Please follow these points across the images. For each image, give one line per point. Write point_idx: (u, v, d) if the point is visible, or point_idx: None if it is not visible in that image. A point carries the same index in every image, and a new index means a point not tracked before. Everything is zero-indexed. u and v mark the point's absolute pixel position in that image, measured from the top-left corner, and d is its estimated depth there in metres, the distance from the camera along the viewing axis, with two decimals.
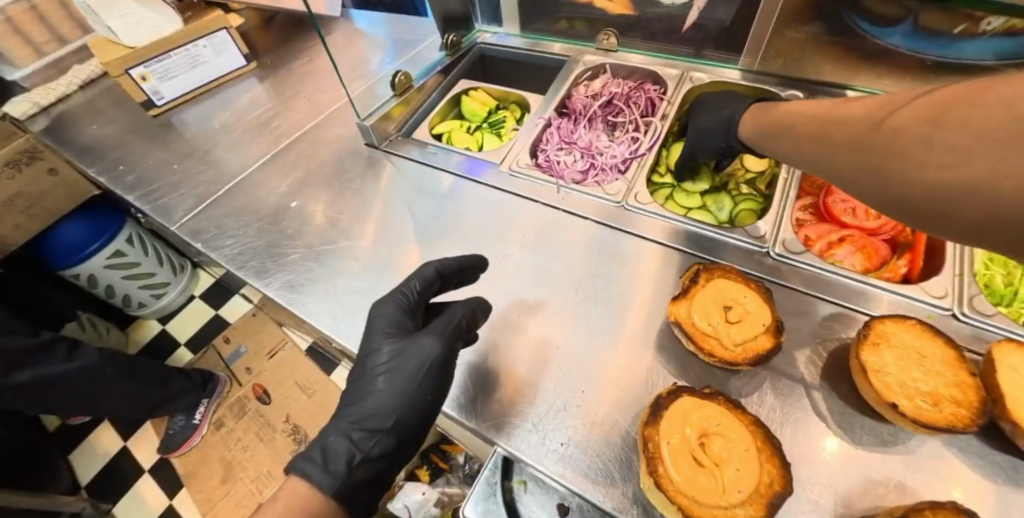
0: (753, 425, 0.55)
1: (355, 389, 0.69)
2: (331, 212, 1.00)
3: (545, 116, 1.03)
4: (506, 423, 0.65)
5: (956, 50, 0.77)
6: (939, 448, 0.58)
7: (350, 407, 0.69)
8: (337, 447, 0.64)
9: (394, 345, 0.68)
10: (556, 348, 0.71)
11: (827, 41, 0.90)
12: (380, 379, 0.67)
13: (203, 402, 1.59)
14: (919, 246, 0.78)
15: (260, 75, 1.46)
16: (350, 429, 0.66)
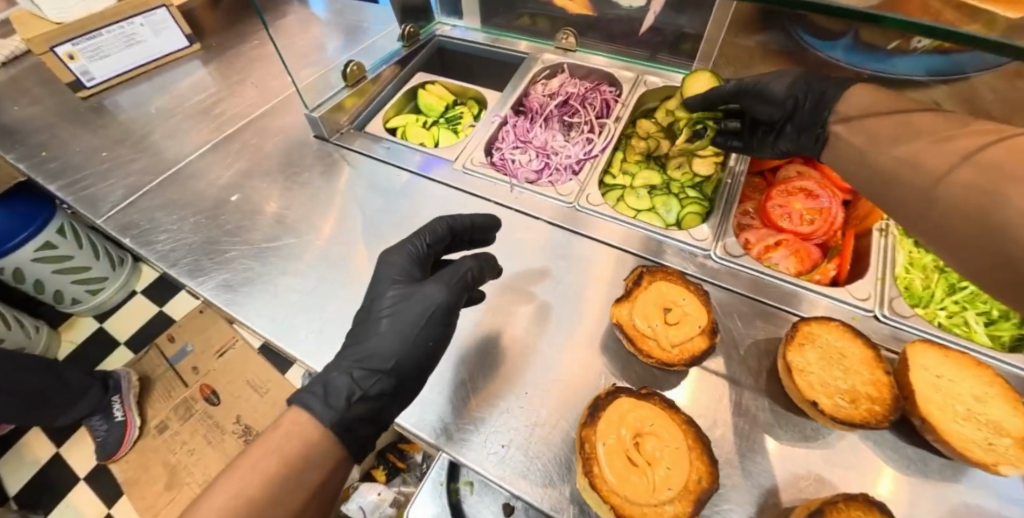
0: (685, 424, 0.57)
1: (357, 334, 0.65)
2: (280, 205, 0.95)
3: (500, 114, 1.02)
4: (450, 423, 0.64)
5: (890, 66, 0.82)
6: (857, 442, 0.61)
7: (351, 348, 0.63)
8: (338, 384, 0.59)
9: (400, 294, 0.65)
10: (516, 343, 0.71)
11: (775, 51, 0.92)
12: (384, 322, 0.64)
13: (115, 399, 1.47)
14: (846, 251, 0.83)
15: (205, 58, 1.38)
16: (352, 366, 0.61)
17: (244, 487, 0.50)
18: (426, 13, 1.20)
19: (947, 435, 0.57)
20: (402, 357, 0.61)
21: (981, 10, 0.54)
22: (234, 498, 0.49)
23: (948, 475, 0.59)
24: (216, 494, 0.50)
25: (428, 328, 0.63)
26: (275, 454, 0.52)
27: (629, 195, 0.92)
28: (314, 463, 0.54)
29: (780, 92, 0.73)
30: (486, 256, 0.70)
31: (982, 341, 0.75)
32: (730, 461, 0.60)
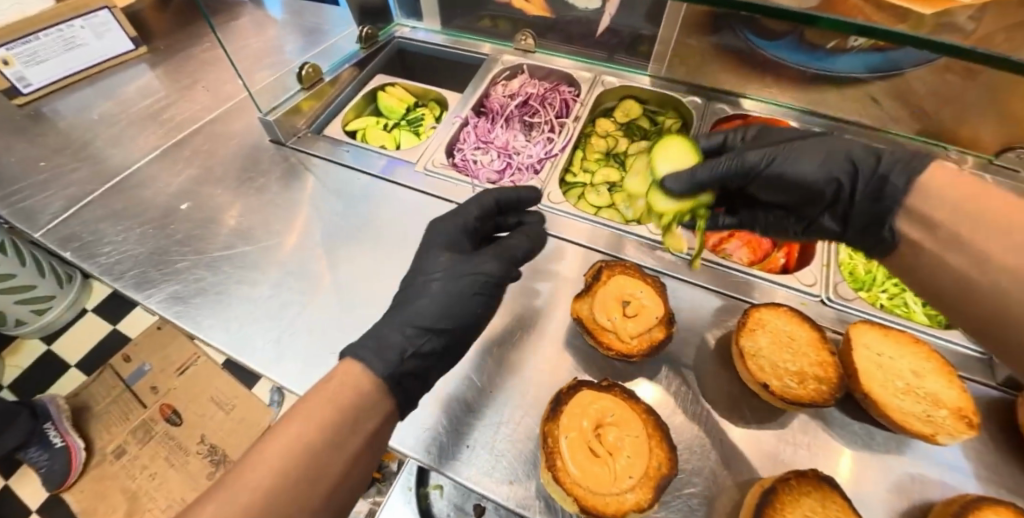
0: (646, 414, 0.59)
1: (401, 301, 0.64)
2: (236, 213, 0.92)
3: (461, 115, 1.02)
4: (426, 430, 0.63)
5: (831, 64, 0.89)
6: (809, 421, 0.64)
7: (397, 311, 0.62)
8: (392, 338, 0.57)
9: (449, 263, 0.66)
10: (497, 346, 0.71)
11: (722, 51, 0.97)
12: (435, 284, 0.64)
13: (49, 424, 1.37)
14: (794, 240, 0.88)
15: (153, 62, 1.31)
16: (403, 324, 0.59)
17: (299, 435, 0.46)
18: (384, 15, 1.19)
19: (888, 409, 0.60)
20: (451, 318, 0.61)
21: (906, 11, 0.57)
22: (289, 448, 0.45)
23: (893, 447, 0.62)
24: (265, 445, 0.46)
25: (476, 293, 0.64)
26: (324, 403, 0.49)
27: (589, 192, 0.94)
28: (366, 416, 0.51)
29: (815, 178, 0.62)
30: (537, 234, 0.72)
31: (921, 320, 0.79)
32: (693, 447, 0.62)
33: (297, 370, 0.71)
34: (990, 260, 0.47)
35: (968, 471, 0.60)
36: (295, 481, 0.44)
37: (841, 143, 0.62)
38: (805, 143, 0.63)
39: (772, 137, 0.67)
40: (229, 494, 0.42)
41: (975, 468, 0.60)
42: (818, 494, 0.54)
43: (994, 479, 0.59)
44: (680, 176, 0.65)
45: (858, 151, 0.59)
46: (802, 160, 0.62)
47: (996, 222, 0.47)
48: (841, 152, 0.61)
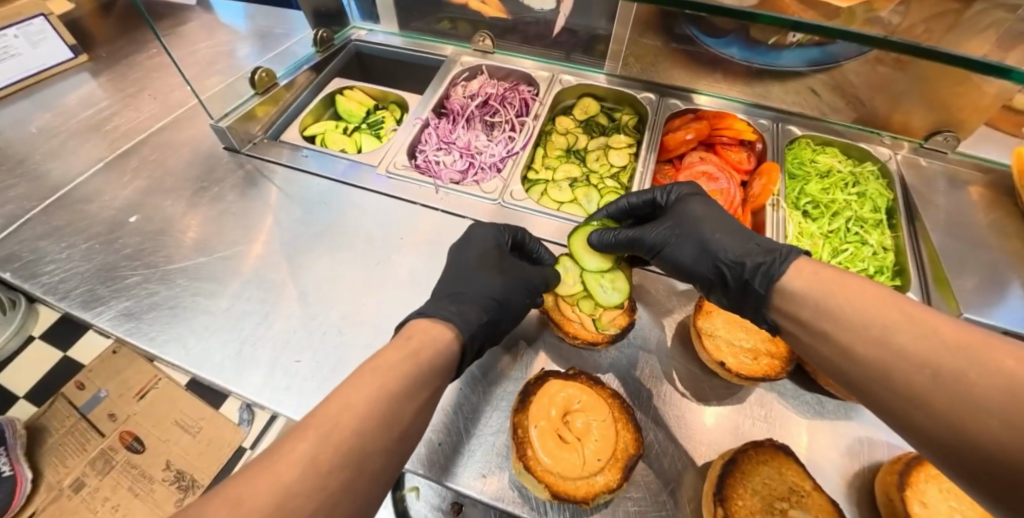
0: (612, 398, 0.61)
1: (458, 283, 0.66)
2: (192, 224, 0.88)
3: (422, 116, 1.02)
4: (429, 444, 0.61)
5: (776, 59, 0.93)
6: (765, 394, 0.68)
7: (460, 289, 0.64)
8: (472, 308, 0.60)
9: (499, 259, 0.69)
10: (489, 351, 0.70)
11: (673, 48, 0.99)
12: (493, 273, 0.67)
13: None
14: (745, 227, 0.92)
15: (95, 70, 1.25)
16: (479, 297, 0.63)
17: (387, 382, 0.45)
18: (339, 17, 1.17)
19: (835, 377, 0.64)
20: (509, 294, 0.65)
21: (838, 7, 0.61)
22: (379, 393, 0.44)
23: (844, 414, 0.66)
24: (351, 387, 0.44)
25: (528, 273, 0.69)
26: (407, 356, 0.49)
27: (551, 188, 0.94)
28: (438, 373, 0.51)
29: (691, 268, 0.64)
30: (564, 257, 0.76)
31: None
32: (658, 426, 0.64)
33: (259, 379, 0.69)
34: (852, 351, 0.42)
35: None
36: (381, 427, 0.43)
37: (727, 239, 0.61)
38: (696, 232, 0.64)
39: (684, 210, 0.67)
40: (320, 432, 0.39)
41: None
42: (774, 462, 0.57)
43: None
44: (594, 248, 0.70)
45: (728, 258, 0.59)
46: (685, 250, 0.64)
47: (861, 310, 0.43)
48: (716, 254, 0.61)
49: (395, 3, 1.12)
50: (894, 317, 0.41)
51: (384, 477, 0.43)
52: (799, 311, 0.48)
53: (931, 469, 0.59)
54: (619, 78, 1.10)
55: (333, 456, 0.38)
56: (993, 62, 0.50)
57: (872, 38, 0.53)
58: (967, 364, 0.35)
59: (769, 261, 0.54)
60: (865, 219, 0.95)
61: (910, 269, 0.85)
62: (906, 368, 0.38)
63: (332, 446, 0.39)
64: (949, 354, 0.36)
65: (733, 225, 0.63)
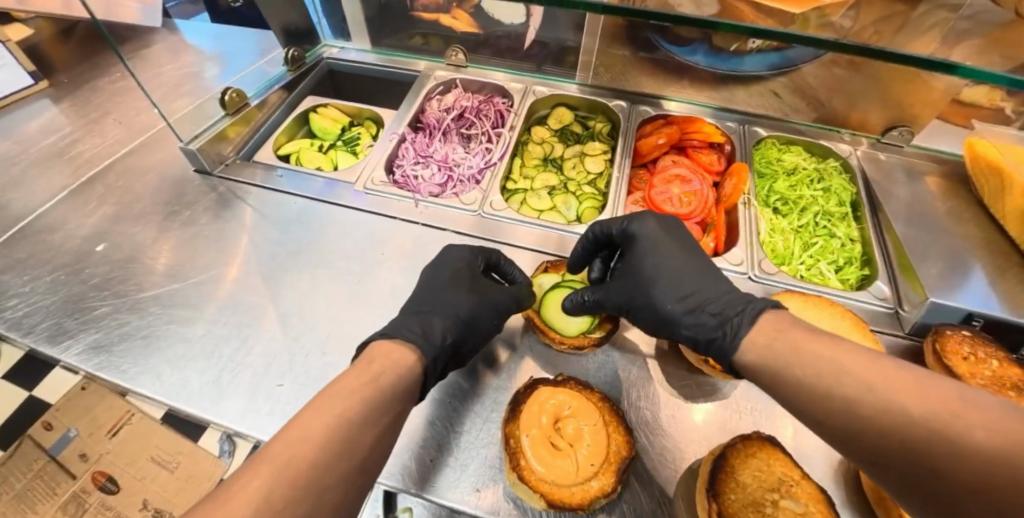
0: (601, 402, 0.61)
1: (429, 301, 0.66)
2: (166, 250, 0.86)
3: (398, 131, 1.02)
4: (411, 461, 0.61)
5: (740, 65, 0.99)
6: (749, 388, 0.69)
7: (431, 309, 0.64)
8: (438, 329, 0.60)
9: (466, 280, 0.69)
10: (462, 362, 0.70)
11: (642, 58, 1.04)
12: (460, 292, 0.67)
13: None
14: (721, 226, 0.92)
15: (55, 96, 1.20)
16: (444, 317, 0.62)
17: (346, 409, 0.44)
18: (311, 36, 1.17)
19: None
20: (478, 316, 0.65)
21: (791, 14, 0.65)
22: (338, 421, 0.43)
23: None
24: (311, 415, 0.43)
25: (499, 292, 0.69)
26: (370, 381, 0.48)
27: (530, 197, 0.95)
28: (401, 395, 0.51)
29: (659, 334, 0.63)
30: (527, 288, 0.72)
31: (835, 284, 0.86)
32: (647, 425, 0.65)
33: (239, 407, 0.67)
34: (864, 418, 0.37)
35: None
36: (340, 458, 0.42)
37: (678, 303, 0.59)
38: (646, 296, 0.62)
39: (633, 266, 0.66)
40: (278, 463, 0.38)
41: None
42: (762, 454, 0.58)
43: None
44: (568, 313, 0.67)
45: (684, 328, 0.58)
46: (642, 317, 0.64)
47: (855, 374, 0.39)
48: (670, 322, 0.60)
49: (366, 19, 1.13)
50: (891, 379, 0.37)
51: (346, 507, 0.42)
52: (788, 373, 0.43)
53: None
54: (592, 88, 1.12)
55: (289, 491, 0.37)
56: (938, 56, 0.53)
57: (826, 41, 0.56)
58: (991, 432, 0.31)
59: (719, 334, 0.53)
60: (831, 213, 0.98)
61: (878, 258, 0.88)
62: (924, 437, 0.33)
63: (292, 480, 0.38)
64: (967, 417, 0.32)
65: (692, 284, 0.61)
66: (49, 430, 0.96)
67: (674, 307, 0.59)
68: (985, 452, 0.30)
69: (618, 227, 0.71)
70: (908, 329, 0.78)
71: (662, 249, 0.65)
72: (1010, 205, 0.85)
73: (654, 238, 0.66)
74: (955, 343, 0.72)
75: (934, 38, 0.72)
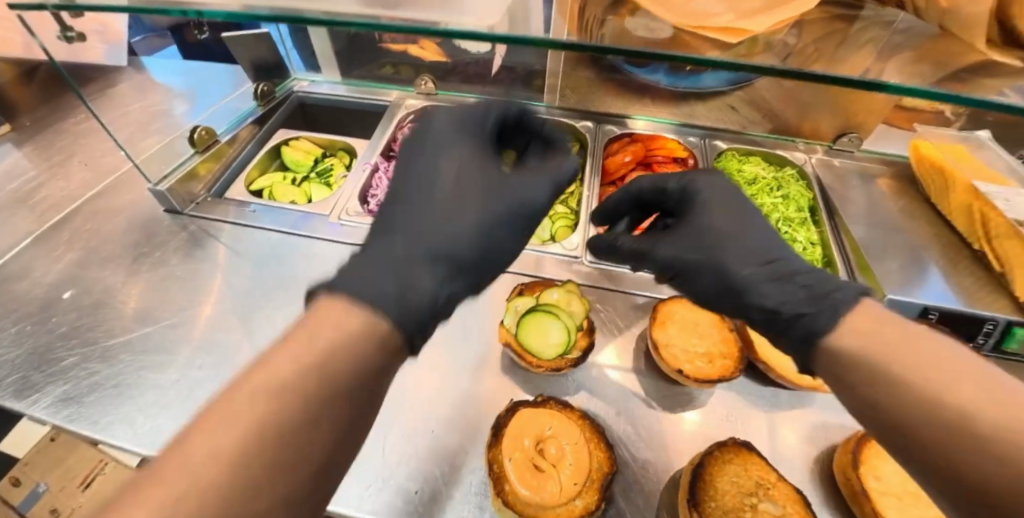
0: (582, 419, 0.62)
1: (429, 226, 0.46)
2: (140, 293, 0.84)
3: (371, 161, 1.03)
4: (392, 495, 0.61)
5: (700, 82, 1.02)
6: (724, 394, 0.71)
7: (423, 243, 0.45)
8: (422, 280, 0.42)
9: (482, 174, 0.52)
10: (438, 390, 0.71)
11: (607, 78, 1.07)
12: (463, 212, 0.48)
13: None
14: None
15: (17, 140, 1.18)
16: (430, 266, 0.44)
17: None
18: (279, 69, 1.17)
19: (783, 370, 0.68)
20: (490, 224, 0.49)
21: None
22: None
23: (802, 402, 0.71)
24: None
25: (525, 189, 0.52)
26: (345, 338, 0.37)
27: None
28: None
29: (719, 302, 0.52)
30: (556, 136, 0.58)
31: None
32: (628, 440, 0.66)
33: None
34: (956, 420, 0.32)
35: None
36: (307, 438, 0.34)
37: (761, 269, 0.49)
38: (719, 249, 0.51)
39: (707, 215, 0.54)
40: (208, 447, 0.30)
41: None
42: (739, 459, 0.60)
43: None
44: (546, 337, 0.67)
45: (765, 299, 0.47)
46: (699, 278, 0.53)
47: (951, 373, 0.34)
48: (739, 288, 0.49)
49: (336, 52, 1.15)
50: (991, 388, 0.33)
51: None
52: None
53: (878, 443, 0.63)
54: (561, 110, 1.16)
55: (225, 490, 0.29)
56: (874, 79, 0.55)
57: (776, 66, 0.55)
58: None
59: (813, 310, 0.43)
60: (793, 219, 1.02)
61: (838, 260, 0.93)
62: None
63: (223, 460, 0.30)
64: None
65: (767, 246, 0.51)
66: (17, 486, 0.91)
67: (752, 270, 0.49)
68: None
69: (676, 180, 0.61)
70: None
71: (731, 204, 0.55)
72: (955, 201, 0.94)
73: (734, 197, 0.56)
74: None
75: None
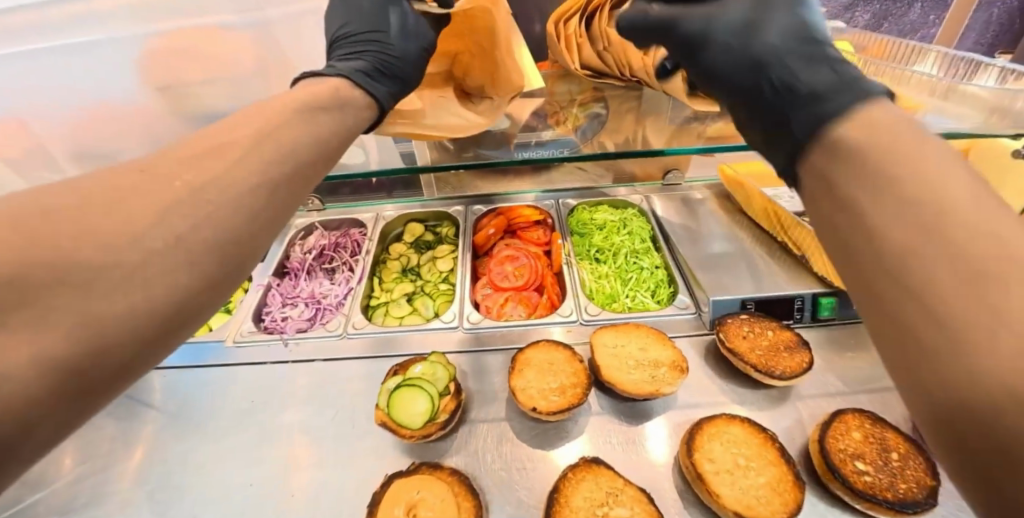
0: (451, 476, 0.69)
1: (364, 18, 0.63)
2: (64, 450, 0.85)
3: (264, 281, 1.13)
4: None
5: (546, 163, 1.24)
6: (587, 417, 0.81)
7: (355, 50, 0.60)
8: (356, 65, 0.58)
9: (380, 16, 0.64)
10: (328, 485, 0.79)
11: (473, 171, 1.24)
12: (376, 40, 0.61)
13: None
14: (549, 286, 1.12)
15: None
16: (350, 68, 0.57)
17: None
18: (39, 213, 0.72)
19: (624, 384, 0.80)
20: (415, 53, 0.64)
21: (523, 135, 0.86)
22: None
23: (658, 410, 0.81)
24: None
25: (406, 41, 0.63)
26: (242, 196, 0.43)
27: (391, 307, 1.09)
28: None
29: (726, 70, 0.51)
30: (418, 32, 0.65)
31: (652, 307, 1.03)
32: (503, 483, 0.73)
33: None
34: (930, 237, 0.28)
35: (692, 403, 0.83)
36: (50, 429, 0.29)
37: (789, 42, 0.48)
38: (759, 21, 0.50)
39: None
40: None
41: (699, 394, 0.85)
42: (591, 475, 0.68)
43: (699, 402, 0.84)
44: (409, 412, 0.75)
45: (778, 83, 0.47)
46: (714, 45, 0.51)
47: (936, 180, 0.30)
48: (772, 63, 0.48)
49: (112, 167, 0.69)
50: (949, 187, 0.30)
51: None
52: None
53: (710, 429, 0.73)
54: (438, 198, 1.27)
55: None
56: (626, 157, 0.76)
57: (564, 154, 0.83)
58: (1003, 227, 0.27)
59: (834, 95, 0.40)
60: (638, 249, 1.17)
61: (677, 277, 1.07)
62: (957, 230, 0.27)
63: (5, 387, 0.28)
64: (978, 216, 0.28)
65: (811, 35, 0.48)
66: None
67: (771, 41, 0.48)
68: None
69: None
70: (709, 325, 0.95)
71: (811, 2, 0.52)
72: (757, 207, 1.10)
73: None
74: (736, 327, 0.90)
75: (657, 114, 0.92)
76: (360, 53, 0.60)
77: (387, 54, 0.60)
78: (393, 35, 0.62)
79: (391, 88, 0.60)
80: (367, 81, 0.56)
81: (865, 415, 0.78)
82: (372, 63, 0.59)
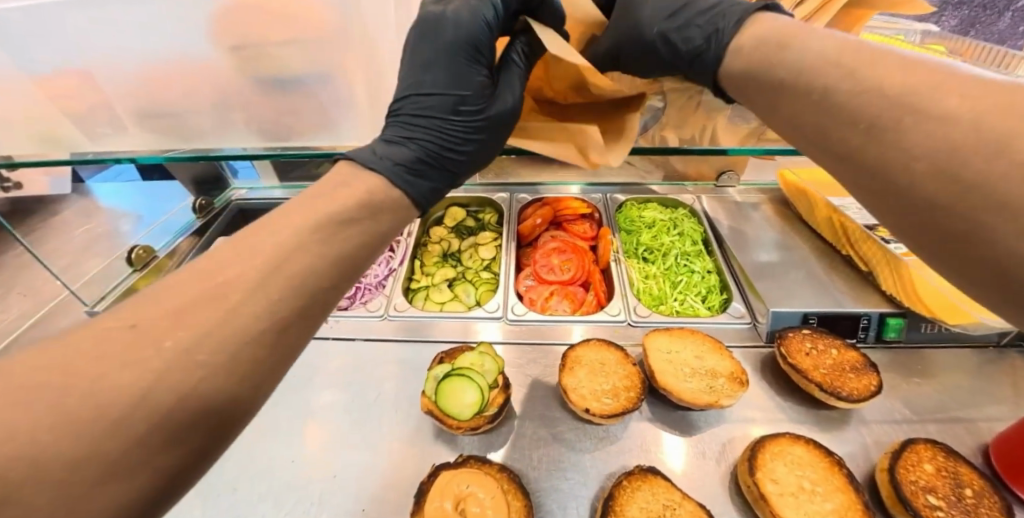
0: (500, 473, 0.67)
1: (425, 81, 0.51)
2: None
3: None
4: None
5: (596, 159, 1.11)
6: (637, 423, 0.78)
7: (403, 129, 0.52)
8: (396, 155, 0.50)
9: (444, 86, 0.51)
10: (367, 468, 0.77)
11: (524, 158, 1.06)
12: (432, 122, 0.52)
13: None
14: (595, 284, 1.08)
15: None
16: (391, 157, 0.49)
17: None
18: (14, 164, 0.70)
19: (681, 392, 0.77)
20: (477, 142, 0.55)
21: None
22: None
23: (711, 421, 0.78)
24: None
25: (468, 127, 0.54)
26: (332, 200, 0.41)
27: (432, 292, 1.06)
28: None
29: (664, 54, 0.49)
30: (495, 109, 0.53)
31: (703, 314, 0.98)
32: (551, 482, 0.71)
33: None
34: None
35: (747, 417, 0.80)
36: None
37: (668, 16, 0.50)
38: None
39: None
40: None
41: (755, 408, 0.81)
42: (647, 485, 0.66)
43: (755, 416, 0.80)
44: (459, 404, 0.72)
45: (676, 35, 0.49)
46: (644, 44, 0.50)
47: None
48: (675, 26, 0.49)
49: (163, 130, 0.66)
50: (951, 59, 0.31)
51: None
52: None
53: (773, 447, 0.70)
54: (479, 185, 1.19)
55: None
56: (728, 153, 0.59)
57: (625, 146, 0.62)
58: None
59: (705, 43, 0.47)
60: (689, 252, 1.13)
61: (731, 283, 1.02)
62: None
63: None
64: None
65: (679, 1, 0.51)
66: None
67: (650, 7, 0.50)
68: (956, 158, 0.31)
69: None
70: (766, 337, 0.91)
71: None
72: (820, 217, 1.04)
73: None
74: (798, 342, 0.85)
75: None
76: (410, 136, 0.51)
77: (445, 144, 0.54)
78: (458, 117, 0.53)
79: (436, 184, 0.54)
80: (408, 180, 0.50)
81: (936, 446, 0.73)
82: (424, 155, 0.52)
